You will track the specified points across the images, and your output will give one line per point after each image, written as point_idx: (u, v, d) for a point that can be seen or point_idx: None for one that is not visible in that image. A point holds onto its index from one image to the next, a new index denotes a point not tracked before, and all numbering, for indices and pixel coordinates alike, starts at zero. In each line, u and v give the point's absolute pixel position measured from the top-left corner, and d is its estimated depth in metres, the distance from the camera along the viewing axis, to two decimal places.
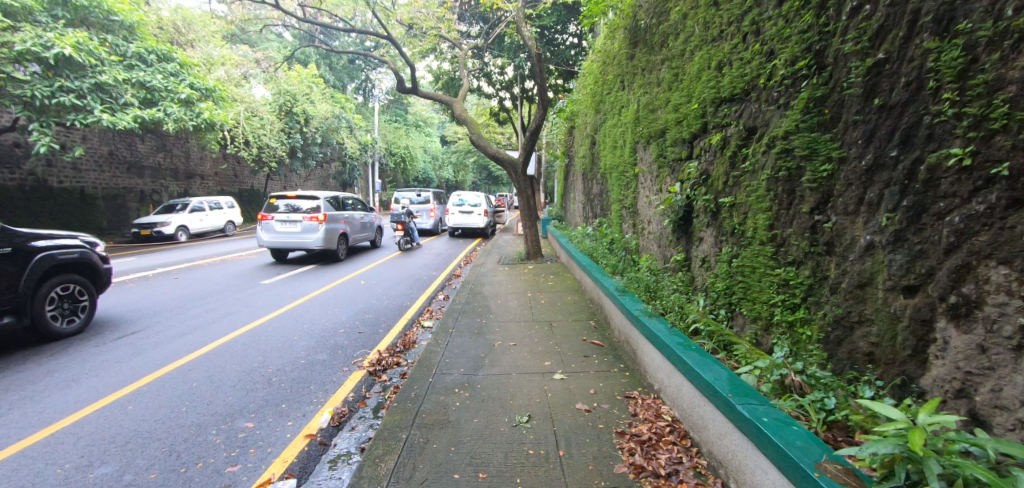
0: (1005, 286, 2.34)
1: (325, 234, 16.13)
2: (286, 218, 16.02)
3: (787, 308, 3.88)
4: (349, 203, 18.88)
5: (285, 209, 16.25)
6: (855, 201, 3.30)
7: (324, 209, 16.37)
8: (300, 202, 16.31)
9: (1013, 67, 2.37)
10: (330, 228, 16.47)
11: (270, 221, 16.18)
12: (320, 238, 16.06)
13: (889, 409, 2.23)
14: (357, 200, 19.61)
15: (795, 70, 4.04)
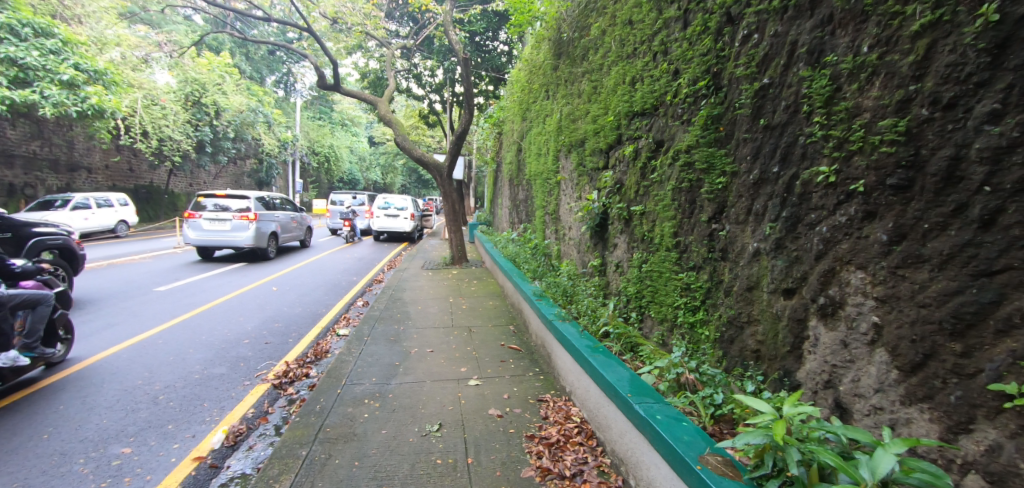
0: (861, 288, 2.67)
1: (256, 233, 15.18)
2: (214, 216, 14.93)
3: (689, 310, 4.20)
4: (279, 204, 17.79)
5: (212, 209, 15.13)
6: (745, 212, 3.64)
7: (254, 209, 15.41)
8: (229, 202, 15.26)
9: (867, 96, 2.72)
10: (261, 228, 15.52)
11: (197, 219, 14.95)
12: (250, 237, 15.09)
13: (759, 401, 2.35)
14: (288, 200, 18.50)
15: (696, 90, 4.38)
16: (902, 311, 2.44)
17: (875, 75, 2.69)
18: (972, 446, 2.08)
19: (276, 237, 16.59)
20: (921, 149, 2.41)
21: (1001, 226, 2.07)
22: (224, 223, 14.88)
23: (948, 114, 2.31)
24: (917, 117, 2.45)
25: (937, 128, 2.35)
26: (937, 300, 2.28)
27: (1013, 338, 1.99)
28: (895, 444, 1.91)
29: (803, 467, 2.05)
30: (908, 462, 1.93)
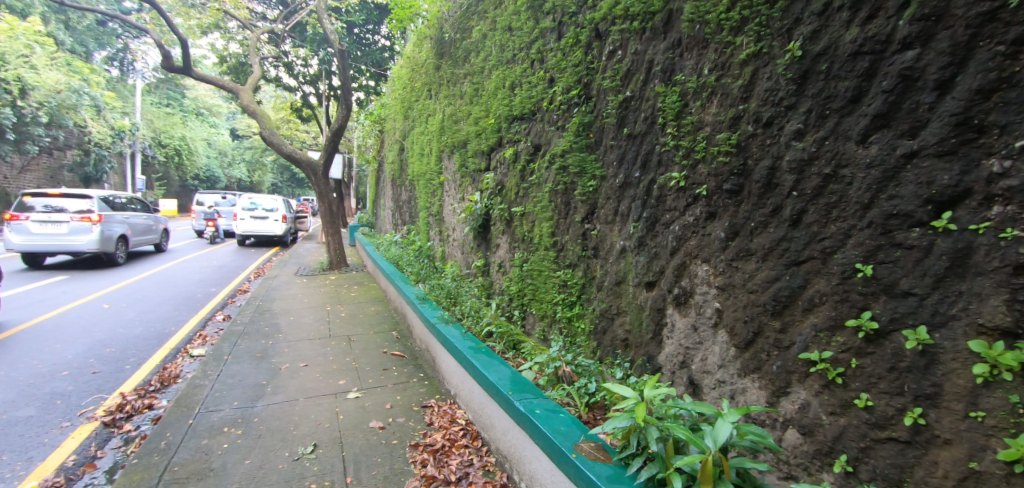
0: (706, 279, 3.06)
1: (103, 237, 12.83)
2: (46, 218, 12.24)
3: (566, 305, 4.47)
4: (130, 204, 15.14)
5: (43, 210, 12.36)
6: (612, 213, 3.96)
7: (98, 209, 12.95)
8: (64, 202, 12.59)
9: (708, 112, 3.14)
10: (107, 231, 13.12)
11: (22, 222, 12.13)
12: (96, 241, 12.71)
13: (623, 387, 2.54)
14: (138, 198, 15.81)
15: (568, 98, 4.68)
16: (737, 297, 2.85)
17: (713, 95, 3.11)
18: (789, 406, 2.52)
19: (126, 240, 14.16)
20: (748, 159, 2.85)
21: (804, 224, 2.53)
22: (59, 225, 12.30)
23: (767, 131, 2.76)
24: (744, 133, 2.88)
25: (760, 142, 2.80)
26: (762, 286, 2.71)
27: (815, 315, 2.45)
28: (732, 413, 2.18)
29: (662, 443, 2.27)
30: (743, 428, 2.22)
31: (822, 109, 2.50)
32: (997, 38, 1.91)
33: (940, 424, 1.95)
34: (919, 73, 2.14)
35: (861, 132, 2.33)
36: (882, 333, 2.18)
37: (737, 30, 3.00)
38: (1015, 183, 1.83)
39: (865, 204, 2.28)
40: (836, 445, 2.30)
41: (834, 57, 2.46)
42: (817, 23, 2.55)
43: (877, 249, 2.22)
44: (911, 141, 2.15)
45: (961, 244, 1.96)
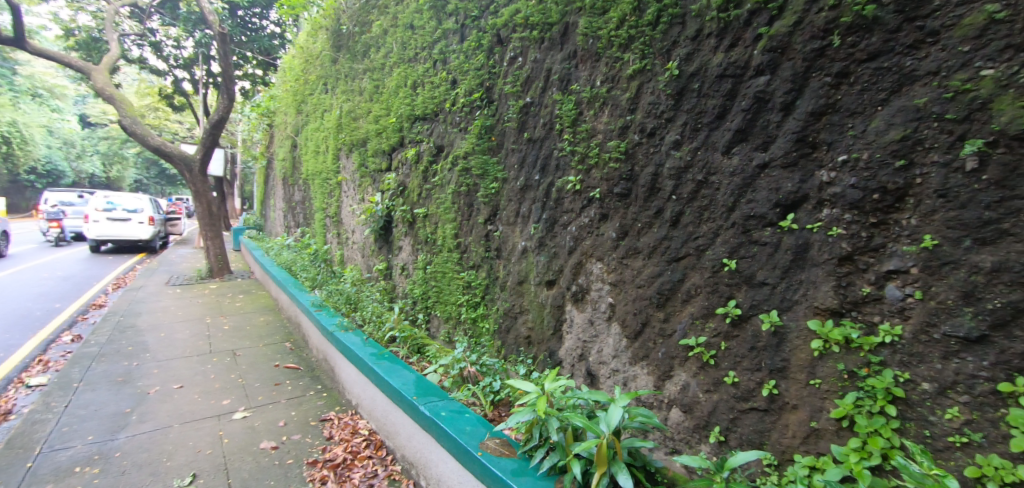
0: (600, 276, 3.28)
1: None
2: None
3: (471, 306, 4.52)
4: None
5: None
6: (514, 214, 4.09)
7: None
8: None
9: (600, 121, 3.37)
10: None
11: None
12: None
13: (524, 382, 2.63)
14: None
15: (471, 101, 4.74)
16: (627, 292, 3.09)
17: (605, 105, 3.34)
18: (673, 387, 2.80)
19: None
20: (635, 166, 3.11)
21: (682, 225, 2.83)
22: None
23: (651, 140, 3.03)
24: (631, 141, 3.14)
25: (644, 150, 3.06)
26: (648, 281, 2.97)
27: (692, 305, 2.75)
28: (623, 398, 2.35)
29: (562, 432, 2.39)
30: (633, 411, 2.40)
31: (695, 122, 2.81)
32: (825, 71, 2.32)
33: (789, 392, 2.31)
34: (770, 96, 2.51)
35: (725, 144, 2.66)
36: (744, 318, 2.51)
37: (624, 47, 3.25)
38: (839, 190, 2.24)
39: (729, 207, 2.61)
40: (711, 419, 2.59)
41: (704, 77, 2.78)
42: (691, 46, 2.86)
43: (739, 246, 2.56)
44: (763, 153, 2.51)
45: (802, 240, 2.35)
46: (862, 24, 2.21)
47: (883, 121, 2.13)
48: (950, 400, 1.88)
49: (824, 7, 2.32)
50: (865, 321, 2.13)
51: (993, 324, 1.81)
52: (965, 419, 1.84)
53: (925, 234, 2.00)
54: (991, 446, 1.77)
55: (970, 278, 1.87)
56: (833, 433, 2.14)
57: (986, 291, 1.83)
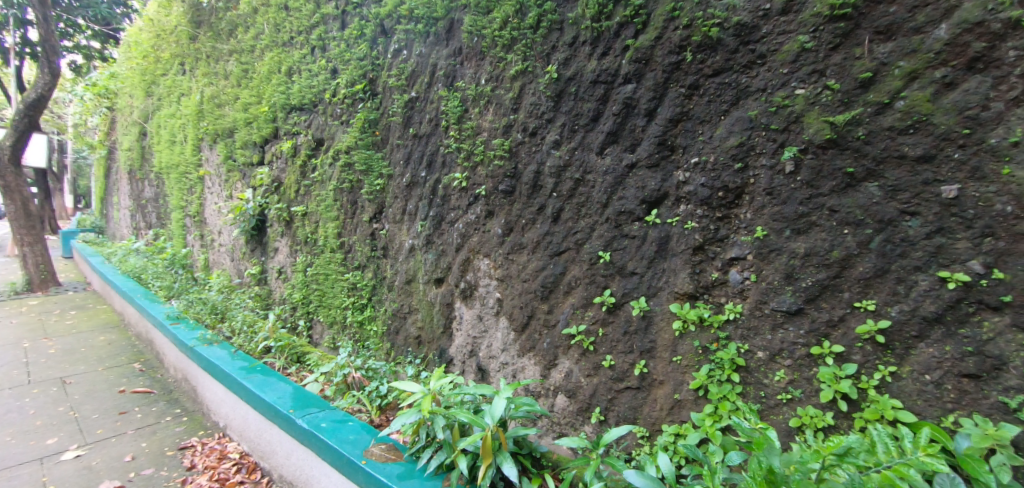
0: (487, 272, 3.33)
1: None
2: None
3: (357, 309, 4.31)
4: None
5: None
6: (401, 212, 3.99)
7: None
8: None
9: (485, 119, 3.41)
10: None
11: None
12: None
13: (409, 383, 2.55)
14: None
15: (353, 92, 4.49)
16: (513, 286, 3.18)
17: (490, 104, 3.39)
18: (557, 375, 2.94)
19: None
20: (519, 164, 3.20)
21: (562, 220, 2.98)
22: None
23: (533, 139, 3.14)
24: (515, 140, 3.22)
25: (527, 149, 3.16)
26: (533, 275, 3.07)
27: (573, 296, 2.92)
28: (506, 389, 2.38)
29: (448, 429, 2.35)
30: (517, 400, 2.43)
31: (572, 124, 2.97)
32: (681, 82, 2.60)
33: (657, 370, 2.56)
34: (636, 102, 2.74)
35: (599, 145, 2.85)
36: (618, 306, 2.72)
37: (508, 48, 3.31)
38: (693, 188, 2.53)
39: (603, 203, 2.81)
40: (592, 401, 2.77)
41: (580, 82, 2.95)
42: (568, 52, 3.01)
43: (612, 240, 2.76)
44: (631, 154, 2.74)
45: (663, 234, 2.61)
46: (708, 43, 2.51)
47: (725, 128, 2.46)
48: (778, 364, 2.24)
49: (679, 25, 2.59)
50: (714, 302, 2.45)
51: (807, 298, 2.20)
52: (789, 379, 2.20)
53: (757, 226, 2.35)
54: (807, 399, 2.14)
55: (791, 262, 2.25)
56: (692, 402, 2.41)
57: (802, 272, 2.22)
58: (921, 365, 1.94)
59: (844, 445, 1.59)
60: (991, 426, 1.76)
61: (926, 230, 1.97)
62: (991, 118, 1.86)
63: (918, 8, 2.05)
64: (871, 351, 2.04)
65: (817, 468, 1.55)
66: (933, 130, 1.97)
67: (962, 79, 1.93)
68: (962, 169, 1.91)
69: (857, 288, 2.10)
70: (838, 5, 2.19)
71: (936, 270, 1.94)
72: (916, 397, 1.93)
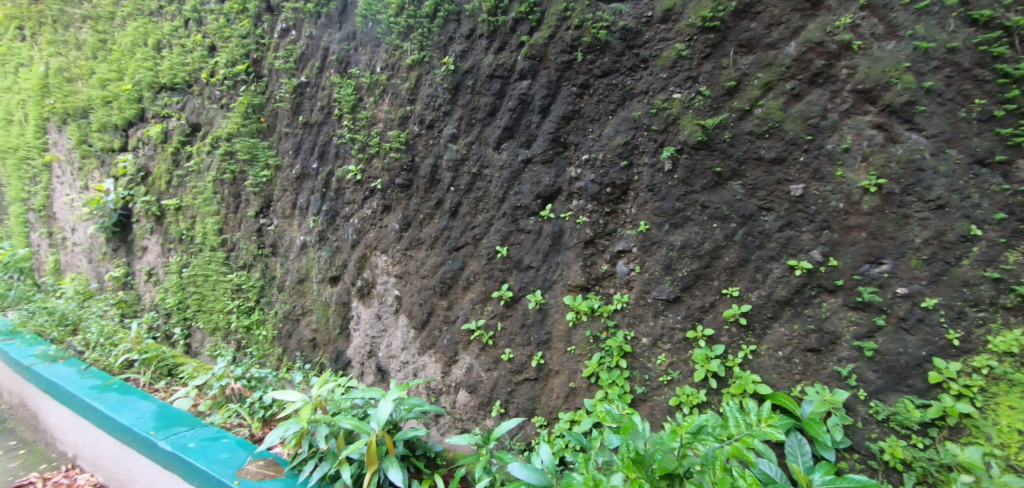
0: (385, 269, 3.21)
1: None
2: None
3: (242, 313, 3.93)
4: None
5: None
6: (290, 206, 3.70)
7: None
8: None
9: (380, 110, 3.26)
10: None
11: None
12: None
13: (290, 392, 2.38)
14: None
15: (233, 73, 4.05)
16: (412, 283, 3.10)
17: (385, 93, 3.24)
18: (458, 371, 2.91)
19: None
20: (416, 157, 3.10)
21: (460, 215, 2.96)
22: None
23: (430, 132, 3.07)
24: (412, 132, 3.12)
25: (424, 142, 3.08)
26: (432, 271, 3.02)
27: (472, 291, 2.91)
28: (395, 391, 2.31)
29: (332, 438, 2.23)
30: (407, 402, 2.36)
31: (469, 118, 2.94)
32: (573, 81, 2.67)
33: (553, 360, 2.64)
34: (531, 99, 2.78)
35: (495, 140, 2.86)
36: (515, 299, 2.77)
37: (404, 36, 3.18)
38: (583, 184, 2.63)
39: (500, 198, 2.82)
40: (492, 394, 2.78)
41: (477, 76, 2.92)
42: (465, 45, 2.96)
43: (509, 234, 2.80)
44: (527, 150, 2.78)
45: (557, 228, 2.69)
46: (597, 45, 2.60)
47: (613, 127, 2.58)
48: (660, 348, 2.40)
49: (570, 26, 2.66)
50: (603, 293, 2.58)
51: (683, 287, 2.39)
52: (669, 362, 2.37)
53: (641, 220, 2.50)
54: (684, 379, 2.32)
55: (669, 253, 2.42)
56: (585, 389, 2.52)
57: (678, 263, 2.40)
58: (775, 343, 2.20)
59: (697, 423, 1.71)
60: (827, 392, 2.05)
61: (778, 223, 2.23)
62: (828, 127, 2.15)
63: (773, 26, 2.29)
64: (736, 333, 2.27)
65: (677, 446, 1.66)
66: (784, 135, 2.22)
67: (806, 91, 2.21)
68: (806, 170, 2.19)
69: (724, 277, 2.32)
70: (708, 18, 2.37)
71: (786, 259, 2.21)
72: (771, 371, 2.18)
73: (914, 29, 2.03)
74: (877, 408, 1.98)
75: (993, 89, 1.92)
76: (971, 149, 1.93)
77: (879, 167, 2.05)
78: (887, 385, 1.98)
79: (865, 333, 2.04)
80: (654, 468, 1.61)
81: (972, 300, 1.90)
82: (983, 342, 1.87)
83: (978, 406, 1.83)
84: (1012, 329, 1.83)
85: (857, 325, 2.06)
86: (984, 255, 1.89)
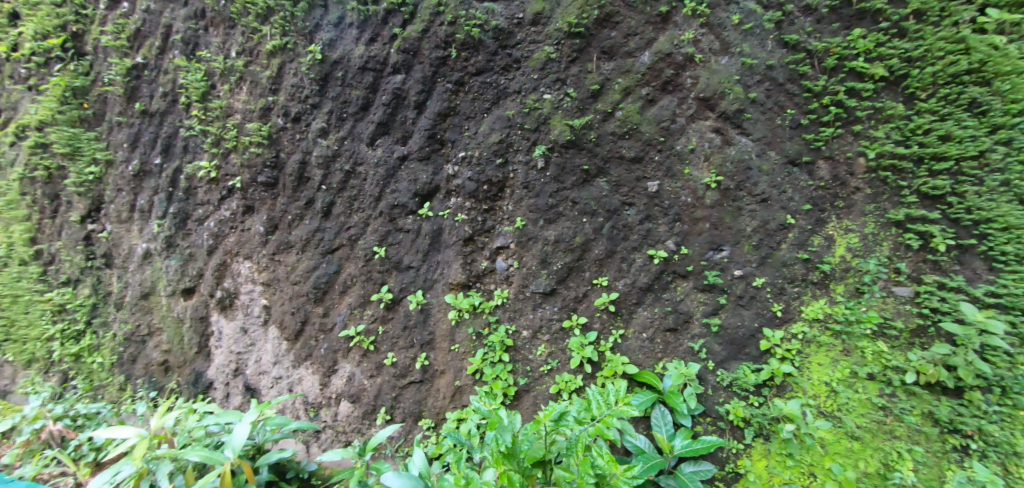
0: (250, 276, 2.92)
1: None
2: None
3: (68, 339, 3.24)
4: None
5: None
6: (127, 209, 3.18)
7: None
8: None
9: (237, 99, 2.92)
10: None
11: None
12: None
13: (122, 430, 2.09)
14: None
15: (44, 47, 3.32)
16: (282, 290, 2.86)
17: (242, 81, 2.91)
18: (338, 381, 2.75)
19: None
20: (281, 152, 2.85)
21: (334, 215, 2.80)
22: None
23: (296, 126, 2.83)
24: (275, 125, 2.85)
25: (290, 136, 2.84)
26: (304, 276, 2.81)
27: (350, 295, 2.77)
28: (253, 413, 2.14)
29: (179, 474, 2.01)
30: (268, 423, 2.20)
31: (340, 112, 2.77)
32: (447, 78, 2.65)
33: (437, 360, 2.62)
34: (406, 94, 2.71)
35: (370, 136, 2.75)
36: (396, 301, 2.70)
37: (262, 18, 2.84)
38: (460, 182, 2.64)
39: (377, 197, 2.73)
40: (376, 402, 2.67)
41: (347, 67, 2.75)
42: (333, 33, 2.76)
43: (387, 234, 2.72)
44: (403, 146, 2.72)
45: (436, 226, 2.69)
46: (471, 42, 2.59)
47: (488, 125, 2.62)
48: (539, 340, 2.50)
49: (443, 21, 2.61)
50: (484, 290, 2.61)
51: (558, 279, 2.51)
52: (548, 352, 2.48)
53: (517, 217, 2.58)
54: (562, 367, 2.44)
55: (544, 248, 2.53)
56: (470, 386, 2.54)
57: (553, 256, 2.52)
58: (640, 326, 2.41)
59: (558, 411, 1.82)
60: (682, 366, 2.29)
61: (639, 217, 2.44)
62: (677, 130, 2.40)
63: (630, 36, 2.47)
64: (606, 320, 2.44)
65: (542, 434, 1.79)
66: (641, 137, 2.43)
67: (658, 97, 2.44)
68: (660, 168, 2.42)
69: (594, 268, 2.48)
70: (574, 24, 2.49)
71: (646, 249, 2.43)
72: (637, 352, 2.39)
73: (742, 47, 2.34)
74: (722, 376, 2.26)
75: (801, 101, 2.29)
76: (786, 151, 2.30)
77: (717, 166, 2.34)
78: (730, 355, 2.28)
79: (711, 311, 2.33)
80: (523, 458, 1.75)
81: (789, 277, 2.26)
82: (798, 312, 2.24)
83: (796, 366, 2.19)
84: (818, 299, 2.22)
85: (704, 305, 2.34)
86: (797, 240, 2.27)
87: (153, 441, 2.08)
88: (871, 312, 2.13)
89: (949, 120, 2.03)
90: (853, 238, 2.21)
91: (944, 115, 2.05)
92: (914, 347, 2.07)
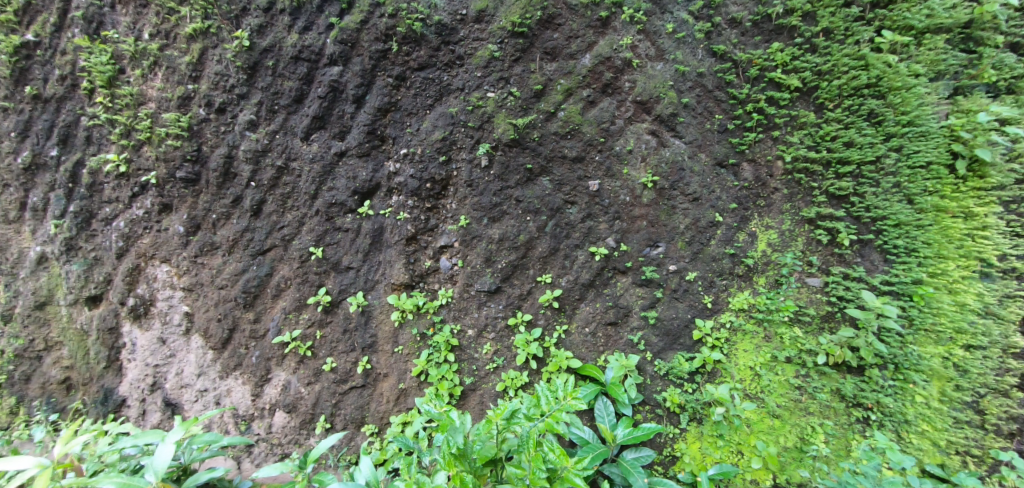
0: (168, 281, 2.67)
1: None
2: None
3: None
4: None
5: None
6: (16, 207, 2.80)
7: None
8: None
9: (151, 86, 2.65)
10: None
11: None
12: None
13: (14, 460, 1.81)
14: None
15: None
16: (206, 296, 2.65)
17: (157, 66, 2.64)
18: (272, 391, 2.59)
19: None
20: (203, 146, 2.63)
21: (264, 214, 2.63)
22: None
23: (220, 117, 2.62)
24: (196, 116, 2.62)
25: (213, 129, 2.63)
26: (231, 280, 2.62)
27: (284, 299, 2.62)
28: (178, 431, 1.95)
29: None
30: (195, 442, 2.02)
31: (271, 104, 2.60)
32: (388, 72, 2.57)
33: (380, 364, 2.55)
34: (343, 87, 2.59)
35: (304, 130, 2.60)
36: (335, 304, 2.59)
37: None
38: (403, 180, 2.58)
39: (312, 194, 2.60)
40: (315, 410, 2.54)
41: (278, 56, 2.58)
42: (263, 18, 2.57)
43: (324, 234, 2.60)
44: (341, 142, 2.61)
45: (377, 225, 2.61)
46: (413, 36, 2.52)
47: (431, 122, 2.57)
48: (485, 338, 2.51)
49: (384, 13, 2.51)
50: (428, 289, 2.57)
51: (502, 277, 2.52)
52: (493, 350, 2.49)
53: (461, 215, 2.56)
54: (509, 364, 2.46)
55: (488, 246, 2.53)
56: (415, 388, 2.49)
57: (497, 255, 2.53)
58: (582, 321, 2.48)
59: (509, 409, 1.84)
60: (623, 358, 2.38)
61: (581, 215, 2.51)
62: (616, 131, 2.49)
63: (572, 38, 2.52)
64: (550, 316, 2.49)
65: (493, 434, 1.81)
66: (583, 137, 2.50)
67: (598, 99, 2.52)
68: (600, 168, 2.50)
69: (539, 265, 2.52)
70: (517, 23, 2.49)
71: (588, 246, 2.50)
72: (581, 347, 2.45)
73: (676, 54, 2.47)
74: (659, 365, 2.39)
75: (727, 108, 2.46)
76: (714, 154, 2.46)
77: (653, 167, 2.46)
78: (665, 345, 2.41)
79: (648, 304, 2.44)
80: (475, 458, 1.75)
81: (718, 271, 2.43)
82: (726, 303, 2.41)
83: (724, 353, 2.36)
84: (743, 291, 2.40)
85: (642, 299, 2.45)
86: (724, 236, 2.43)
87: (56, 471, 1.84)
88: (788, 302, 2.33)
89: (852, 128, 2.27)
90: (772, 234, 2.41)
91: (847, 124, 2.28)
92: (824, 331, 2.28)
